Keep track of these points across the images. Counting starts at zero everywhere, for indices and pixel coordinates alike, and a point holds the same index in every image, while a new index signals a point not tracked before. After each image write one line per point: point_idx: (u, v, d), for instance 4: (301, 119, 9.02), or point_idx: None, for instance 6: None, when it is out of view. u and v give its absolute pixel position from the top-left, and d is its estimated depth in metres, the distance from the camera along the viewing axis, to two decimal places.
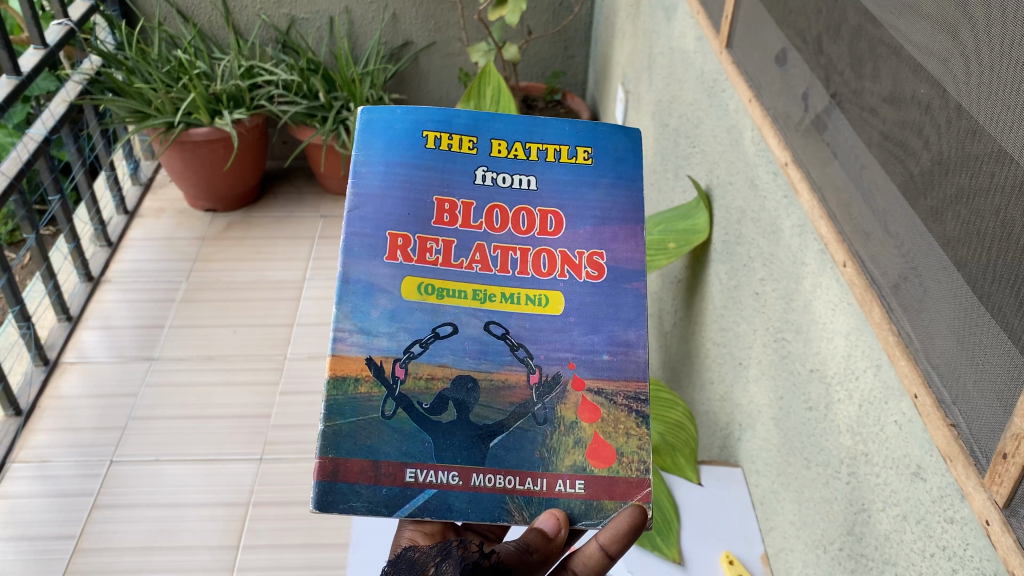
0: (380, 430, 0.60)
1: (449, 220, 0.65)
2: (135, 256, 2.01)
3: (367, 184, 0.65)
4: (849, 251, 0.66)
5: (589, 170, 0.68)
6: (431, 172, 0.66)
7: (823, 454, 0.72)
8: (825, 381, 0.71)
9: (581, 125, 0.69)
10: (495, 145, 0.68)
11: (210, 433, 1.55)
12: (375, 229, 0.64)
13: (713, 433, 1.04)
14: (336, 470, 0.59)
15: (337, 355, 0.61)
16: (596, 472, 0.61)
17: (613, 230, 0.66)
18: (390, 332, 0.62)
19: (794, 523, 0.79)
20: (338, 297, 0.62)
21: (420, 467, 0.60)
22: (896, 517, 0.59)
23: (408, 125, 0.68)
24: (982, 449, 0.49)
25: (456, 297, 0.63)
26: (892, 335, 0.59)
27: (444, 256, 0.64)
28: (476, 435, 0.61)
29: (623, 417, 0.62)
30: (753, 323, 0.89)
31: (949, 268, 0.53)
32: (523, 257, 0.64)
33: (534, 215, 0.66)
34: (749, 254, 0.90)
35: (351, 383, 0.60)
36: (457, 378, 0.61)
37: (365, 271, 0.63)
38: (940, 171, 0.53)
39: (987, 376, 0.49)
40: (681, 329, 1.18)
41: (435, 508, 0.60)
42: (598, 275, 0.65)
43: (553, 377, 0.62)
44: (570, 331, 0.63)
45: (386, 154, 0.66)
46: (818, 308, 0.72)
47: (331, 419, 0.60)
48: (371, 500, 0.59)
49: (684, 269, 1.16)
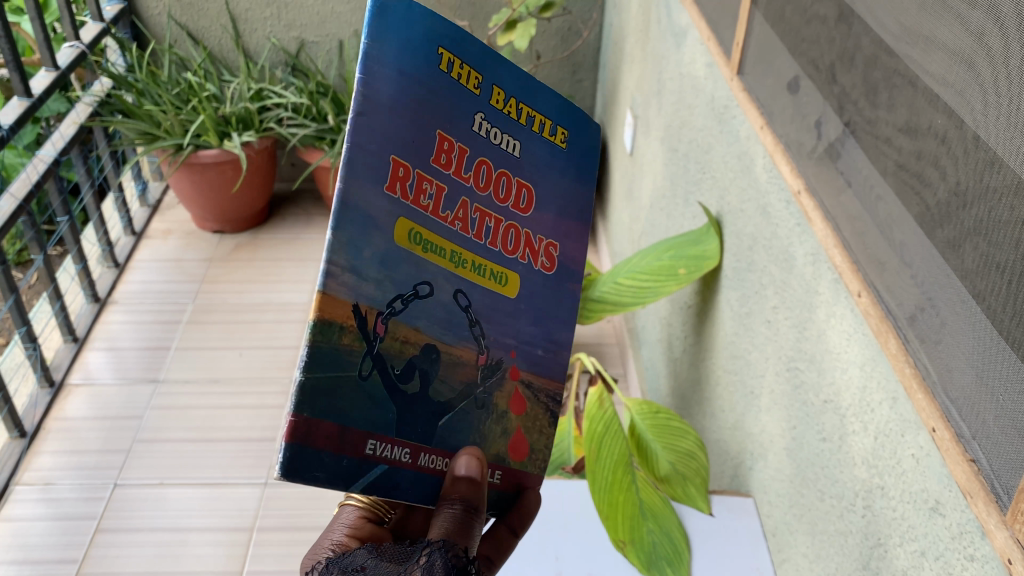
0: (353, 396, 0.48)
1: (445, 161, 0.52)
2: (142, 277, 2.01)
3: (376, 88, 0.49)
4: (863, 281, 0.65)
5: (564, 155, 0.61)
6: (437, 103, 0.52)
7: (837, 486, 0.71)
8: (839, 412, 0.71)
9: (568, 107, 0.61)
10: (496, 93, 0.56)
11: (215, 459, 1.54)
12: (382, 145, 0.49)
13: (724, 461, 1.04)
14: (307, 432, 0.47)
15: (325, 294, 0.46)
16: (512, 464, 0.59)
17: (568, 227, 0.61)
18: (378, 280, 0.48)
19: (807, 556, 0.78)
20: (333, 222, 0.46)
21: (381, 440, 0.50)
22: (914, 553, 0.58)
23: (424, 29, 0.51)
24: (1004, 486, 0.48)
25: (439, 253, 0.52)
26: (908, 367, 0.58)
27: (434, 203, 0.52)
28: (433, 413, 0.53)
29: (540, 414, 0.59)
30: (765, 351, 0.88)
31: (968, 301, 0.52)
32: (494, 227, 0.56)
33: (512, 184, 0.57)
34: (761, 281, 0.90)
35: (337, 331, 0.46)
36: (425, 346, 0.52)
37: (362, 195, 0.47)
38: (957, 203, 0.53)
39: (1009, 412, 0.48)
40: (691, 355, 1.18)
41: (381, 487, 0.51)
42: (549, 269, 0.60)
43: (496, 361, 0.56)
44: (517, 319, 0.57)
45: (400, 59, 0.49)
46: (833, 338, 0.72)
47: (310, 370, 0.46)
48: (330, 475, 0.48)
49: (694, 295, 1.16)
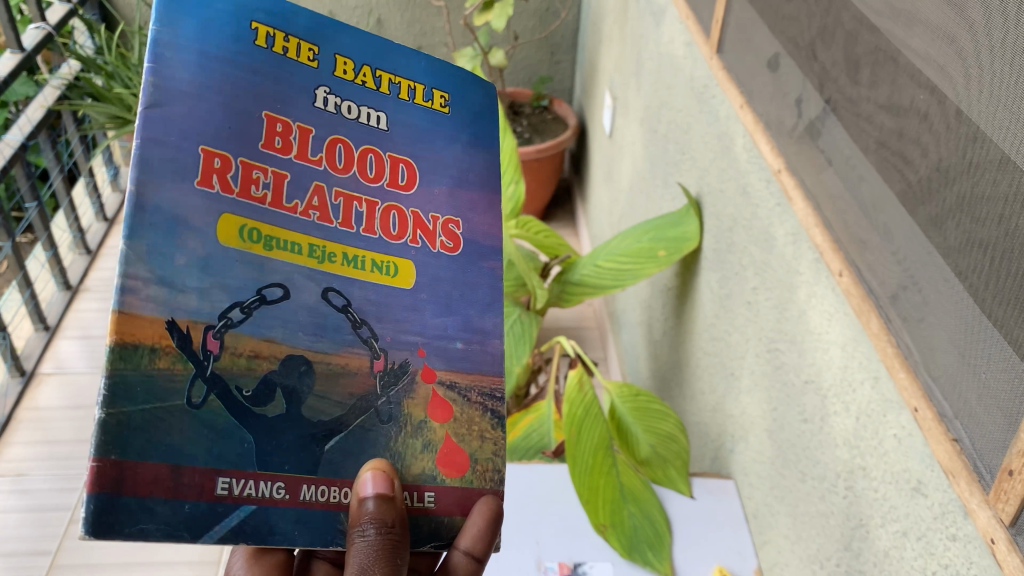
0: (182, 424, 0.43)
1: (280, 147, 0.48)
2: (114, 264, 1.97)
3: (171, 74, 0.45)
4: (844, 260, 0.65)
5: (446, 119, 0.55)
6: (261, 78, 0.48)
7: (818, 468, 0.70)
8: (820, 393, 0.70)
9: (439, 63, 0.55)
10: (339, 64, 0.51)
11: None
12: (183, 139, 0.44)
13: (705, 444, 1.03)
14: (119, 478, 0.41)
15: (124, 313, 0.41)
16: (447, 482, 0.51)
17: (471, 197, 0.54)
18: (199, 289, 0.44)
19: (789, 537, 0.77)
20: (127, 231, 0.42)
21: (235, 476, 0.44)
22: (896, 534, 0.58)
23: (228, 7, 0.47)
24: (986, 464, 0.48)
25: (286, 250, 0.47)
26: (891, 346, 0.58)
27: (273, 193, 0.47)
28: (308, 435, 0.47)
29: (477, 418, 0.52)
30: (745, 332, 0.88)
31: (950, 279, 0.52)
32: (369, 211, 0.50)
33: (384, 162, 0.51)
34: (741, 262, 0.89)
35: (144, 354, 0.42)
36: (287, 359, 0.46)
37: (166, 196, 0.43)
38: (939, 179, 0.52)
39: (991, 390, 0.48)
40: (671, 338, 1.17)
41: (253, 531, 0.45)
42: (454, 247, 0.53)
43: (399, 365, 0.50)
44: (421, 312, 0.51)
45: (203, 40, 0.46)
46: (814, 319, 0.71)
47: (113, 406, 0.41)
48: (168, 521, 0.42)
49: (674, 277, 1.15)
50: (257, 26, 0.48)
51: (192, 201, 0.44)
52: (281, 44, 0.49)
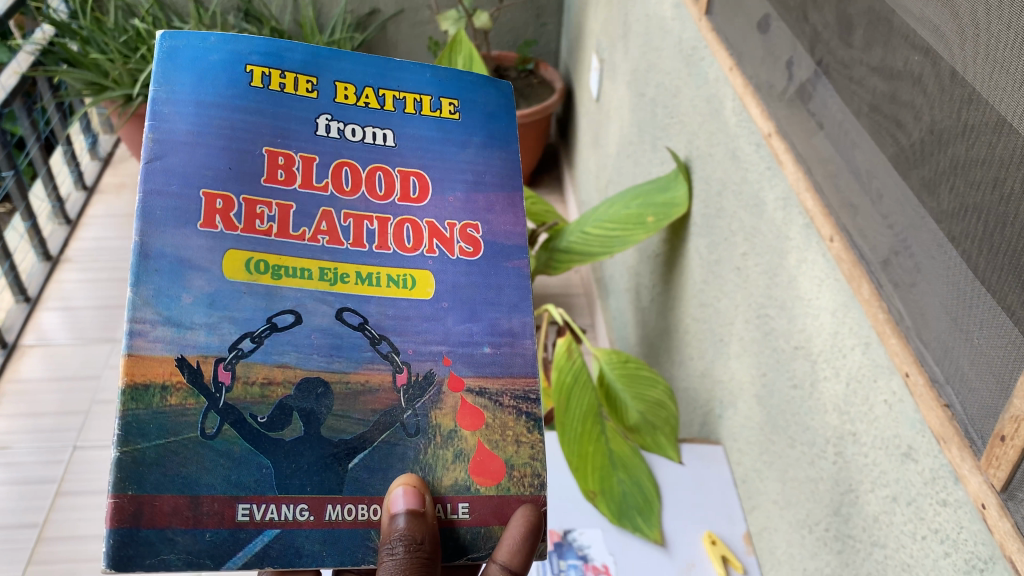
0: (199, 455, 0.48)
1: (283, 178, 0.53)
2: (94, 234, 1.94)
3: (171, 128, 0.52)
4: (835, 225, 0.64)
5: (456, 126, 0.59)
6: (259, 117, 0.54)
7: (808, 433, 0.70)
8: (810, 359, 0.70)
9: (444, 73, 0.60)
10: (337, 91, 0.56)
11: None
12: (184, 185, 0.51)
13: (693, 410, 1.03)
14: (137, 513, 0.46)
15: (135, 355, 0.47)
16: (482, 491, 0.52)
17: (488, 199, 0.58)
18: (208, 323, 0.49)
19: (778, 502, 0.78)
20: (134, 276, 0.48)
21: (255, 501, 0.48)
22: (885, 499, 0.58)
23: (224, 56, 0.54)
24: (978, 430, 0.48)
25: (296, 276, 0.52)
26: (882, 312, 0.57)
27: (278, 224, 0.52)
28: (329, 455, 0.50)
29: (511, 423, 0.53)
30: (734, 298, 0.87)
31: (944, 244, 0.51)
32: (381, 228, 0.54)
33: (392, 178, 0.56)
34: (730, 228, 0.88)
35: (155, 393, 0.47)
36: (302, 383, 0.50)
37: (170, 240, 0.50)
38: (933, 142, 0.51)
39: (984, 355, 0.47)
40: (659, 304, 1.17)
41: (278, 555, 0.49)
42: (474, 252, 0.56)
43: (424, 376, 0.53)
44: (443, 319, 0.54)
45: (199, 91, 0.53)
46: (804, 284, 0.70)
47: (128, 443, 0.46)
48: (190, 548, 0.47)
49: (662, 243, 1.14)
50: (251, 68, 0.54)
51: (197, 241, 0.50)
52: (277, 82, 0.55)
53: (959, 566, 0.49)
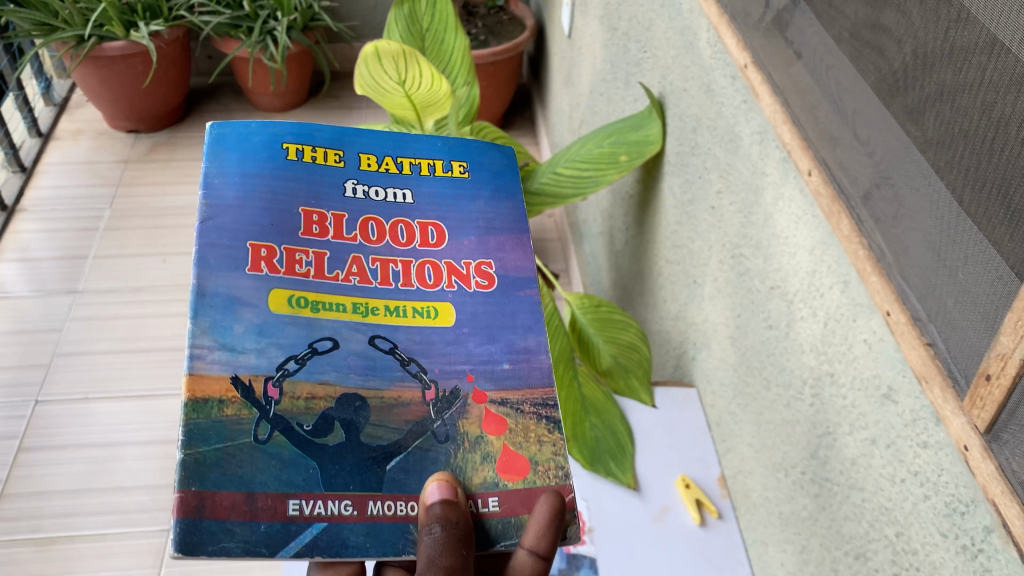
0: (253, 458, 0.49)
1: (318, 231, 0.59)
2: (52, 182, 1.83)
3: (220, 195, 0.59)
4: (814, 158, 0.61)
5: (466, 182, 0.68)
6: (294, 182, 0.62)
7: (784, 375, 0.69)
8: (786, 299, 0.68)
9: (452, 143, 0.71)
10: (363, 159, 0.66)
11: (146, 366, 1.42)
12: (232, 239, 0.56)
13: (666, 352, 1.02)
14: (200, 505, 0.47)
15: (193, 375, 0.50)
16: (509, 486, 0.53)
17: (499, 240, 0.64)
18: (257, 349, 0.52)
19: (753, 445, 0.76)
20: (192, 311, 0.52)
21: (306, 498, 0.49)
22: (864, 441, 0.56)
23: (264, 138, 0.64)
24: (961, 369, 0.46)
25: (333, 310, 0.56)
26: (862, 249, 0.55)
27: (315, 268, 0.57)
28: (369, 458, 0.51)
29: (533, 425, 0.55)
30: (709, 238, 0.85)
31: (929, 176, 0.48)
32: (404, 269, 0.60)
33: (413, 228, 0.62)
34: (705, 165, 0.85)
35: (214, 405, 0.49)
36: (342, 397, 0.52)
37: (223, 283, 0.54)
38: (920, 67, 0.48)
39: (969, 291, 0.45)
40: (633, 247, 1.14)
41: (326, 546, 0.48)
42: (489, 285, 0.61)
43: (451, 391, 0.55)
44: (464, 343, 0.57)
45: (242, 166, 0.62)
46: (780, 222, 0.68)
47: (191, 447, 0.48)
48: (247, 540, 0.47)
49: (636, 184, 1.11)
50: (287, 146, 0.64)
51: (243, 282, 0.55)
52: (310, 155, 0.64)
53: (939, 510, 0.48)
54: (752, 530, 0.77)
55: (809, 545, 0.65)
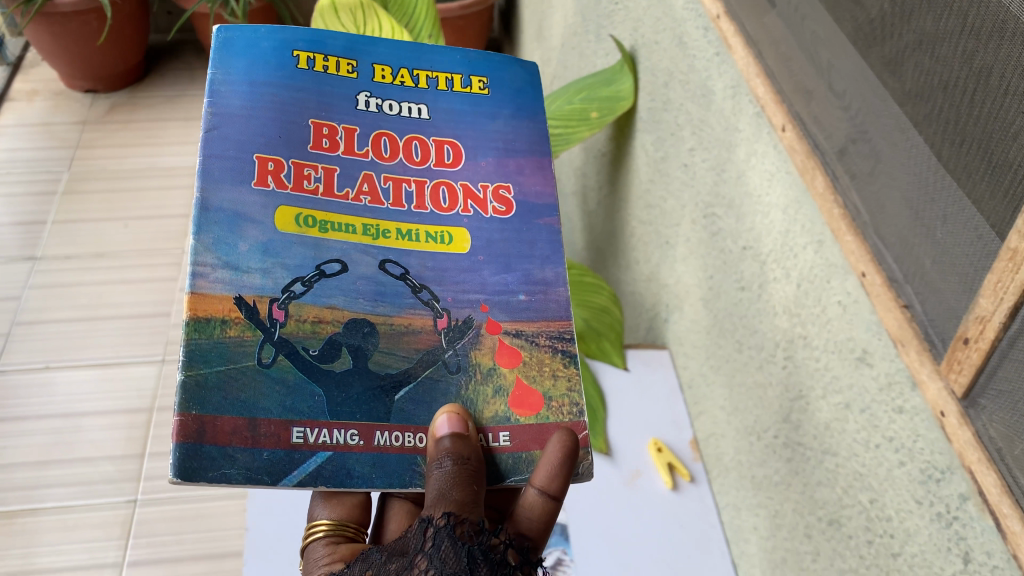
0: (256, 382, 0.45)
1: (328, 145, 0.53)
2: (8, 145, 1.75)
3: (226, 103, 0.52)
4: (787, 113, 0.58)
5: (486, 100, 0.61)
6: (303, 92, 0.55)
7: (756, 337, 0.67)
8: (759, 260, 0.66)
9: (473, 55, 0.62)
10: (378, 70, 0.58)
11: (108, 334, 1.38)
12: (238, 151, 0.51)
13: (639, 313, 1.00)
14: (201, 430, 0.43)
15: (195, 293, 0.46)
16: (522, 420, 0.49)
17: (519, 163, 0.58)
18: (262, 269, 0.48)
19: (725, 409, 0.75)
20: (195, 227, 0.47)
21: (310, 425, 0.45)
22: (838, 405, 0.54)
23: (274, 43, 0.57)
24: (939, 333, 0.44)
25: (342, 231, 0.50)
26: (837, 207, 0.52)
27: (325, 185, 0.51)
28: (377, 387, 0.47)
29: (548, 359, 0.50)
30: (681, 197, 0.82)
31: (906, 130, 0.46)
32: (418, 189, 0.54)
33: (429, 145, 0.56)
34: (677, 121, 0.83)
35: (217, 325, 0.45)
36: (350, 321, 0.48)
37: (228, 197, 0.49)
38: (899, 15, 0.45)
39: (948, 251, 0.43)
40: (606, 206, 1.12)
41: (332, 476, 0.45)
42: (507, 212, 0.55)
43: (464, 321, 0.50)
44: (479, 272, 0.52)
45: (249, 75, 0.54)
46: (753, 179, 0.66)
47: (191, 368, 0.44)
48: (248, 468, 0.44)
49: (608, 141, 1.08)
50: (297, 53, 0.57)
51: (250, 198, 0.49)
52: (321, 64, 0.57)
53: (914, 477, 0.46)
54: (724, 493, 0.76)
55: (781, 509, 0.64)
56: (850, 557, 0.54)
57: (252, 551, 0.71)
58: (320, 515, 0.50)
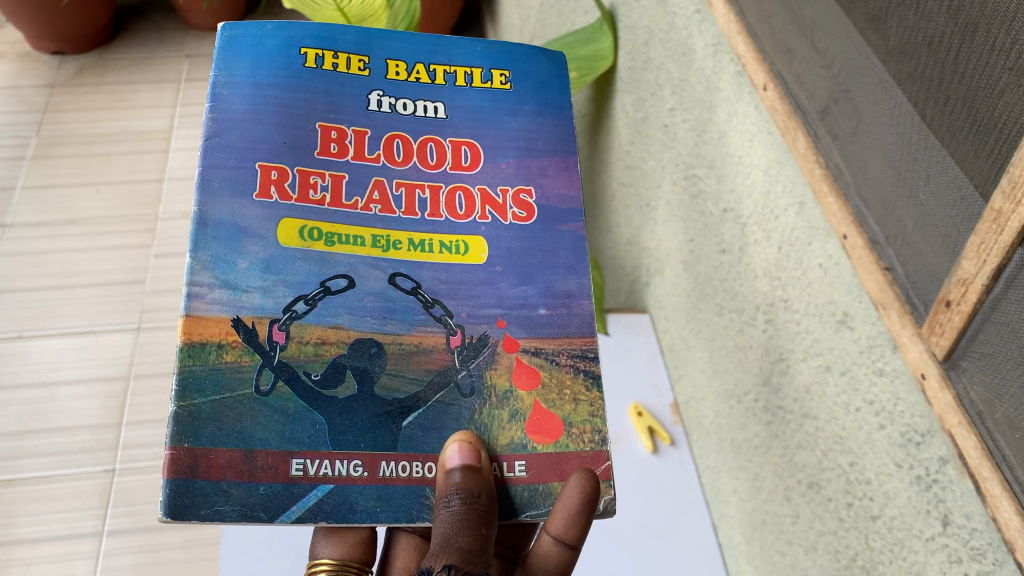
0: (253, 411, 0.44)
1: (336, 151, 0.51)
2: None
3: (228, 107, 0.51)
4: (769, 72, 0.57)
5: (507, 95, 0.58)
6: (311, 94, 0.53)
7: (736, 300, 0.66)
8: (740, 222, 0.65)
9: (495, 47, 0.59)
10: (391, 66, 0.55)
11: (81, 302, 1.36)
12: (240, 159, 0.49)
13: (620, 278, 0.99)
14: (193, 465, 0.42)
15: (191, 316, 0.44)
16: (539, 449, 0.47)
17: (541, 164, 0.55)
18: (263, 287, 0.46)
19: (705, 372, 0.74)
20: (192, 243, 0.46)
21: (309, 455, 0.44)
22: (818, 368, 0.54)
23: (281, 41, 0.54)
24: (921, 296, 0.43)
25: (349, 243, 0.48)
26: (819, 168, 0.51)
27: (331, 195, 0.50)
28: (384, 413, 0.45)
29: (569, 380, 0.48)
30: (662, 158, 0.81)
31: (889, 88, 0.45)
32: (432, 196, 0.51)
33: (445, 147, 0.54)
34: (657, 81, 0.81)
35: (212, 351, 0.44)
36: (356, 342, 0.46)
37: (227, 209, 0.48)
38: None
39: (930, 213, 0.42)
40: (586, 168, 1.10)
41: (332, 510, 0.43)
42: (527, 217, 0.52)
43: (479, 338, 0.48)
44: (496, 284, 0.50)
45: (254, 74, 0.52)
46: (734, 140, 0.64)
47: (185, 398, 0.43)
48: (244, 502, 0.42)
49: (588, 102, 1.06)
50: (305, 51, 0.54)
51: (251, 210, 0.48)
52: (331, 62, 0.54)
53: (894, 440, 0.46)
54: (705, 456, 0.76)
55: (761, 473, 0.64)
56: (830, 520, 0.54)
57: (229, 556, 0.68)
58: (323, 553, 0.49)
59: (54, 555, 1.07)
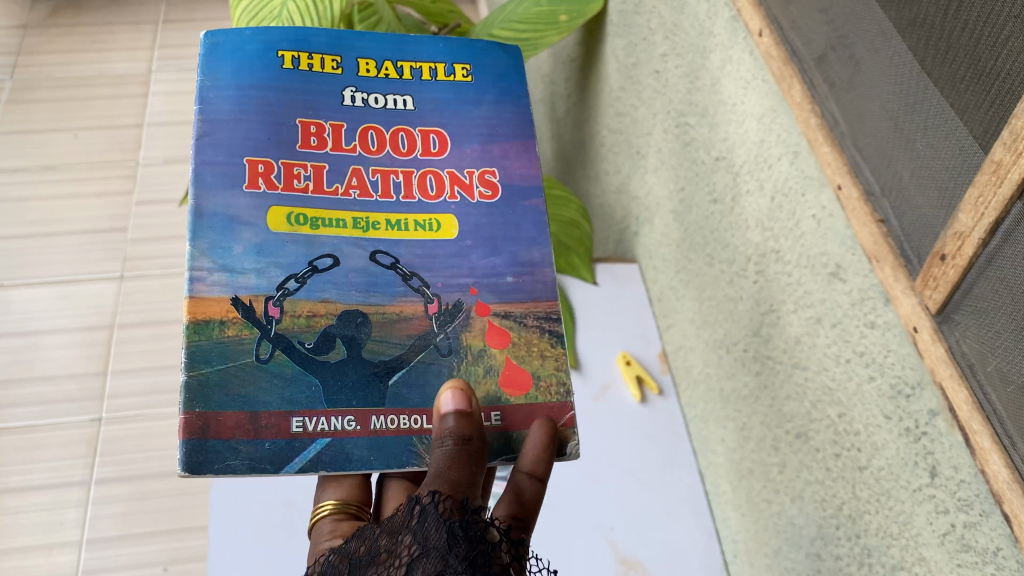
0: (254, 379, 0.43)
1: (316, 144, 0.50)
2: None
3: (213, 110, 0.49)
4: (765, 18, 0.56)
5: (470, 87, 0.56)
6: (288, 94, 0.51)
7: (727, 251, 0.66)
8: (732, 171, 0.64)
9: (454, 43, 0.57)
10: (363, 64, 0.54)
11: (62, 250, 1.34)
12: (226, 157, 0.48)
13: (608, 227, 0.98)
14: (204, 427, 0.42)
15: (194, 298, 0.44)
16: (512, 401, 0.46)
17: (503, 147, 0.53)
18: (259, 268, 0.45)
19: (694, 322, 0.74)
20: (190, 233, 0.45)
21: (308, 414, 0.43)
22: (809, 320, 0.54)
23: (259, 45, 0.53)
24: (915, 249, 0.43)
25: (335, 226, 0.48)
26: (814, 118, 0.50)
27: (315, 183, 0.48)
28: (371, 374, 0.45)
29: (536, 339, 0.47)
30: (653, 106, 0.80)
31: (890, 36, 0.44)
32: (407, 180, 0.50)
33: (415, 136, 0.52)
34: (649, 25, 0.79)
35: (215, 326, 0.43)
36: (343, 313, 0.46)
37: (219, 201, 0.47)
38: None
39: (928, 165, 0.42)
40: (575, 115, 1.08)
41: (331, 465, 0.43)
42: (492, 195, 0.51)
43: (455, 304, 0.47)
44: (468, 256, 0.49)
45: (234, 77, 0.51)
46: (727, 87, 0.63)
47: (192, 369, 0.42)
48: (250, 466, 0.42)
49: (577, 46, 1.04)
50: (282, 53, 0.53)
51: (241, 201, 0.47)
52: (306, 63, 0.53)
53: (884, 391, 0.46)
54: (692, 405, 0.76)
55: (749, 422, 0.65)
56: (818, 469, 0.54)
57: (219, 568, 0.63)
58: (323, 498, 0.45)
59: (42, 504, 1.07)
